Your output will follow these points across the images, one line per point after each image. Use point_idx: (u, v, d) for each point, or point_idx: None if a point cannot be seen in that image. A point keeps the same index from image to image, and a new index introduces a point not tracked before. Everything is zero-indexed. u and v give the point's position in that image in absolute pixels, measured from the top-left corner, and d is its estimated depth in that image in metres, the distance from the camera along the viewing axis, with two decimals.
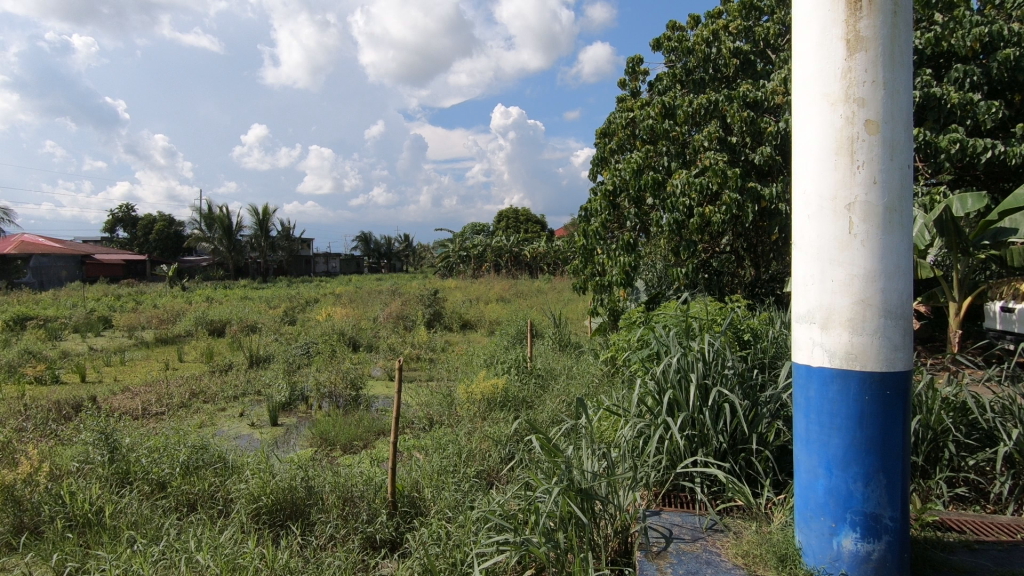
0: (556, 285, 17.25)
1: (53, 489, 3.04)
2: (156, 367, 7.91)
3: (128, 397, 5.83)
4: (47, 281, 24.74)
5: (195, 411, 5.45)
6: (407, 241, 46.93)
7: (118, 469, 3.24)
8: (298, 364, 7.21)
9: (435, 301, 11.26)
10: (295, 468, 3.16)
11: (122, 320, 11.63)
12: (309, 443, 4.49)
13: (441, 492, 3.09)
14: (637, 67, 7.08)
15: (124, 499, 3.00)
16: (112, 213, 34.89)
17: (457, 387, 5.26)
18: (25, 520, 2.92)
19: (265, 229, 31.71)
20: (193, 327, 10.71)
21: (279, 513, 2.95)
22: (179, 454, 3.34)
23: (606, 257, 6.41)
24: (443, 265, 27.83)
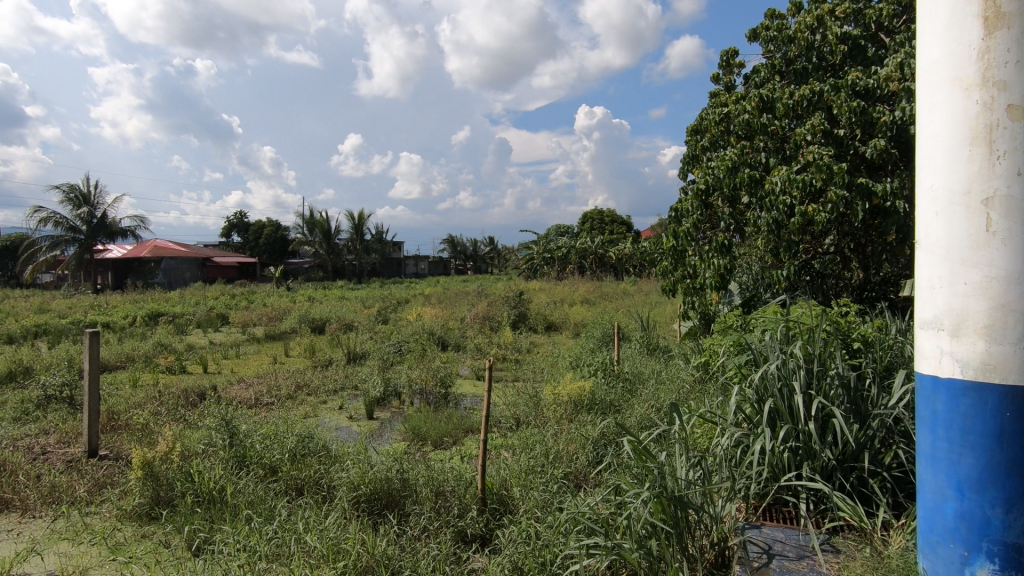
0: (642, 288, 16.88)
1: (183, 467, 3.38)
2: (266, 360, 8.61)
3: (243, 387, 6.38)
4: (175, 281, 27.73)
5: (300, 403, 5.87)
6: (492, 244, 47.80)
7: (236, 452, 3.54)
8: (392, 361, 7.55)
9: (520, 302, 11.37)
10: (392, 461, 3.32)
11: (237, 318, 12.75)
12: (401, 437, 4.69)
13: (530, 491, 3.11)
14: (731, 60, 6.77)
15: (242, 480, 3.29)
16: (228, 220, 38.37)
17: (542, 388, 5.28)
18: (161, 494, 3.28)
19: (360, 233, 33.42)
20: (297, 325, 11.53)
21: (376, 502, 3.10)
22: (288, 442, 3.60)
23: (698, 258, 6.18)
24: (527, 268, 28.07)
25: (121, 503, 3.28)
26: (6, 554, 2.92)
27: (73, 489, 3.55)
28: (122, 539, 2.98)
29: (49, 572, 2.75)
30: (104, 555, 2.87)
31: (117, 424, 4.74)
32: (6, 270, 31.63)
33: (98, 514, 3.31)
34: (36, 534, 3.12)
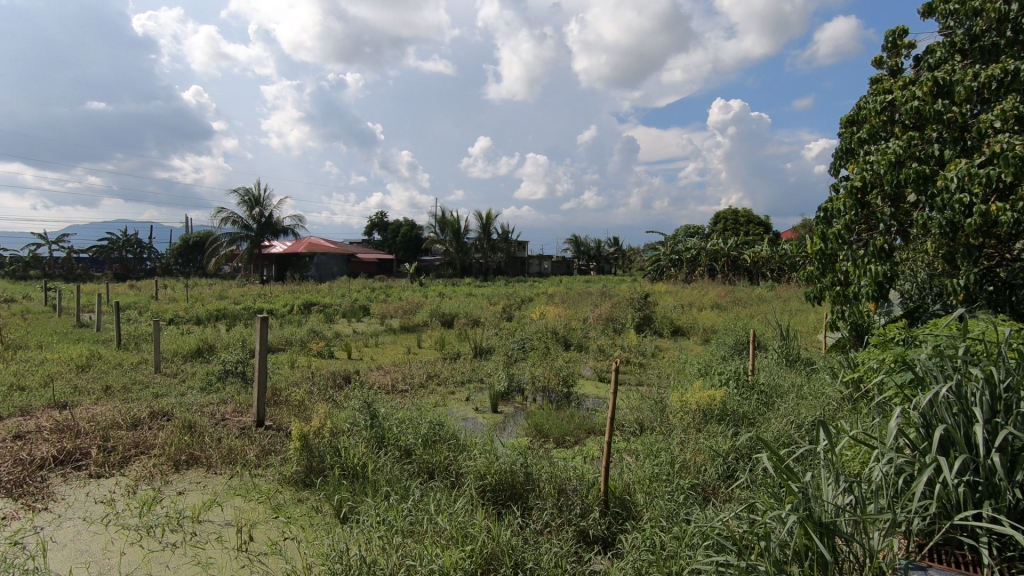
0: (782, 294, 15.59)
1: (332, 443, 3.74)
2: (401, 350, 9.26)
3: (381, 374, 6.91)
4: (325, 274, 30.78)
5: (431, 392, 6.23)
6: (617, 244, 47.00)
7: (376, 433, 3.85)
8: (516, 358, 7.73)
9: (646, 304, 11.04)
10: (517, 454, 3.40)
11: (377, 310, 13.86)
12: (524, 433, 4.78)
13: (654, 499, 3.03)
14: (899, 40, 6.03)
15: (381, 459, 3.56)
16: (371, 219, 41.79)
17: (669, 395, 5.10)
18: (313, 464, 3.66)
19: (488, 232, 34.53)
20: (429, 318, 12.22)
21: (501, 493, 3.21)
22: (421, 428, 3.84)
23: (851, 263, 5.59)
24: (653, 269, 27.19)
25: (283, 469, 3.72)
26: (196, 502, 3.45)
27: (245, 452, 4.09)
28: (282, 501, 3.38)
29: (227, 522, 3.19)
30: (268, 512, 3.28)
31: (278, 399, 5.38)
32: (196, 262, 37.19)
33: (264, 476, 3.79)
34: (217, 488, 3.65)
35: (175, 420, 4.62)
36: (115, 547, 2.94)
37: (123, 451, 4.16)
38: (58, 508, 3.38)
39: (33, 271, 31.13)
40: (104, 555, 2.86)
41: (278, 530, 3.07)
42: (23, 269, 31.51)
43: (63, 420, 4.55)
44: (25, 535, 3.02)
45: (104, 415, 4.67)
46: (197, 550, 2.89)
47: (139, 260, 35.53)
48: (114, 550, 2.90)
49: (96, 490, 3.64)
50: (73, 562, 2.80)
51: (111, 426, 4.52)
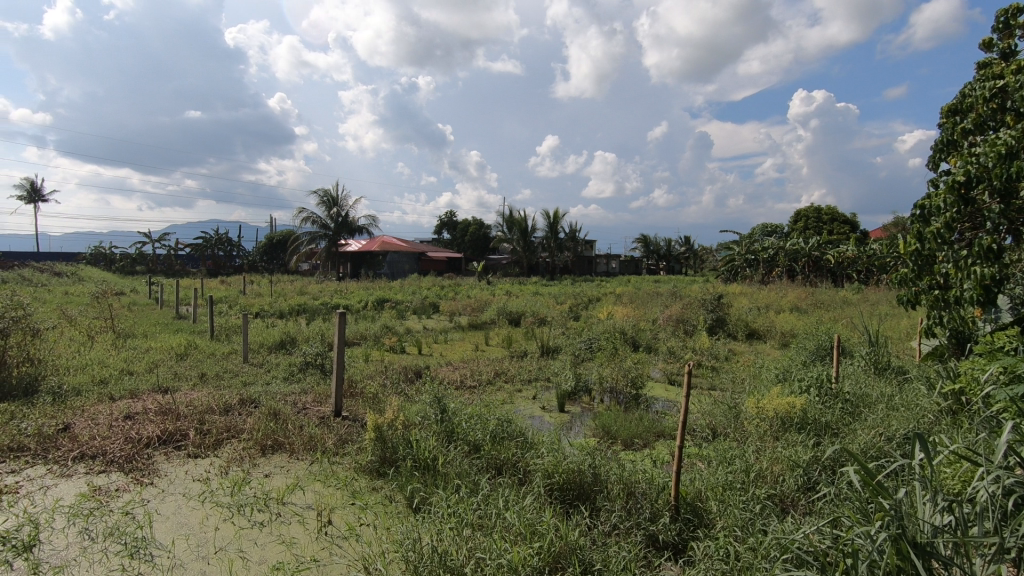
0: (871, 297, 14.57)
1: (404, 435, 3.87)
2: (469, 347, 9.43)
3: (450, 370, 7.06)
4: (397, 272, 31.80)
5: (499, 389, 6.31)
6: (688, 243, 45.60)
7: (446, 427, 3.93)
8: (583, 357, 7.68)
9: (719, 305, 10.65)
10: (586, 454, 3.38)
11: (446, 307, 14.17)
12: (591, 433, 4.74)
13: (729, 507, 2.92)
14: (1012, 20, 5.48)
15: (450, 452, 3.64)
16: (441, 219, 42.76)
17: (744, 400, 4.90)
18: (387, 455, 3.80)
19: (555, 231, 34.42)
20: (496, 316, 12.36)
21: (569, 492, 3.20)
22: (490, 425, 3.90)
23: (951, 265, 5.14)
24: (727, 269, 26.18)
25: (359, 458, 3.90)
26: (280, 485, 3.67)
27: (324, 440, 4.31)
28: (358, 489, 3.54)
29: (308, 505, 3.38)
30: (346, 498, 3.44)
31: (354, 391, 5.62)
32: (279, 259, 39.50)
33: (342, 464, 3.98)
34: (299, 473, 3.87)
35: (262, 408, 4.93)
36: (211, 522, 3.18)
37: (217, 434, 4.49)
38: (161, 483, 3.70)
39: (139, 267, 34.15)
40: (202, 528, 3.11)
41: (355, 515, 3.22)
42: (131, 264, 34.63)
43: (165, 404, 4.97)
44: (135, 506, 3.33)
45: (200, 401, 5.06)
46: (282, 530, 3.08)
47: (230, 257, 38.14)
48: (209, 524, 3.15)
49: (193, 469, 3.96)
50: (174, 533, 3.05)
51: (206, 410, 4.89)
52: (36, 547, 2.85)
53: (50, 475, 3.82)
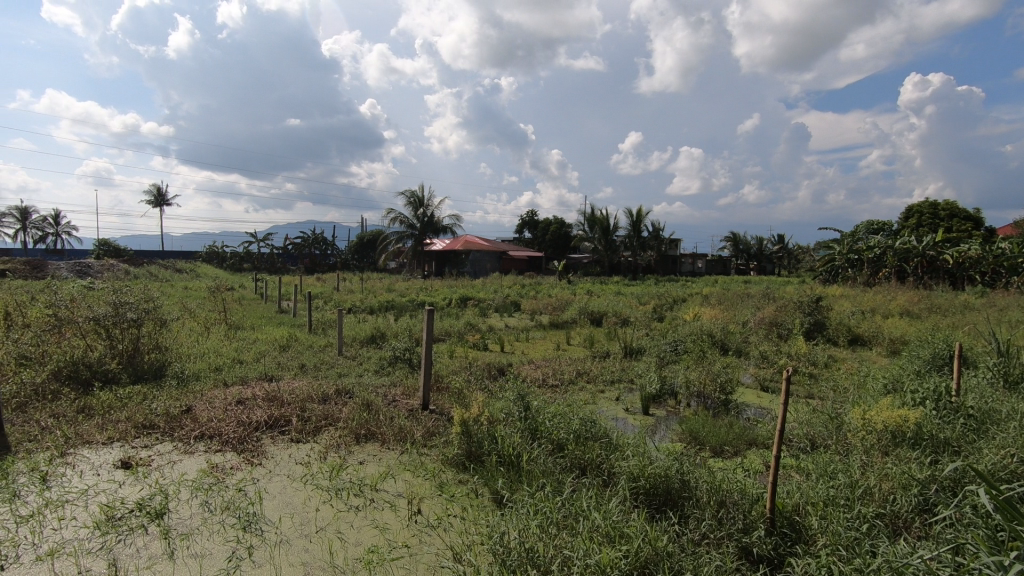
0: (999, 302, 13.06)
1: (489, 430, 3.95)
2: (551, 346, 9.46)
3: (531, 368, 7.10)
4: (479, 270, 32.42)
5: (581, 389, 6.28)
6: (782, 242, 43.04)
7: (530, 425, 3.96)
8: (668, 359, 7.48)
9: (817, 309, 9.97)
10: (673, 459, 3.29)
11: (528, 306, 14.28)
12: (678, 438, 4.61)
13: (831, 524, 2.73)
14: None
15: (534, 450, 3.67)
16: (523, 218, 43.10)
17: (847, 410, 4.56)
18: (473, 449, 3.90)
19: (638, 229, 33.67)
20: (577, 315, 12.28)
21: (656, 497, 3.13)
22: (574, 424, 3.89)
23: None
24: (826, 270, 24.46)
25: (446, 451, 4.02)
26: (373, 472, 3.87)
27: (413, 432, 4.49)
28: (445, 481, 3.66)
29: (399, 493, 3.53)
30: (434, 489, 3.57)
31: (441, 386, 5.80)
32: (369, 258, 41.49)
33: (429, 456, 4.13)
34: (391, 461, 4.06)
35: (356, 399, 5.22)
36: (312, 502, 3.42)
37: (316, 421, 4.81)
38: (268, 464, 4.01)
39: (246, 264, 37.15)
40: (304, 508, 3.33)
41: (443, 506, 3.33)
42: (239, 262, 37.71)
43: (271, 392, 5.38)
44: (247, 483, 3.63)
45: (301, 390, 5.44)
46: (376, 515, 3.25)
47: (325, 256, 40.52)
48: (311, 504, 3.38)
49: (296, 453, 4.26)
50: (280, 510, 3.30)
51: (306, 399, 5.24)
52: (166, 514, 3.19)
53: (176, 451, 4.26)
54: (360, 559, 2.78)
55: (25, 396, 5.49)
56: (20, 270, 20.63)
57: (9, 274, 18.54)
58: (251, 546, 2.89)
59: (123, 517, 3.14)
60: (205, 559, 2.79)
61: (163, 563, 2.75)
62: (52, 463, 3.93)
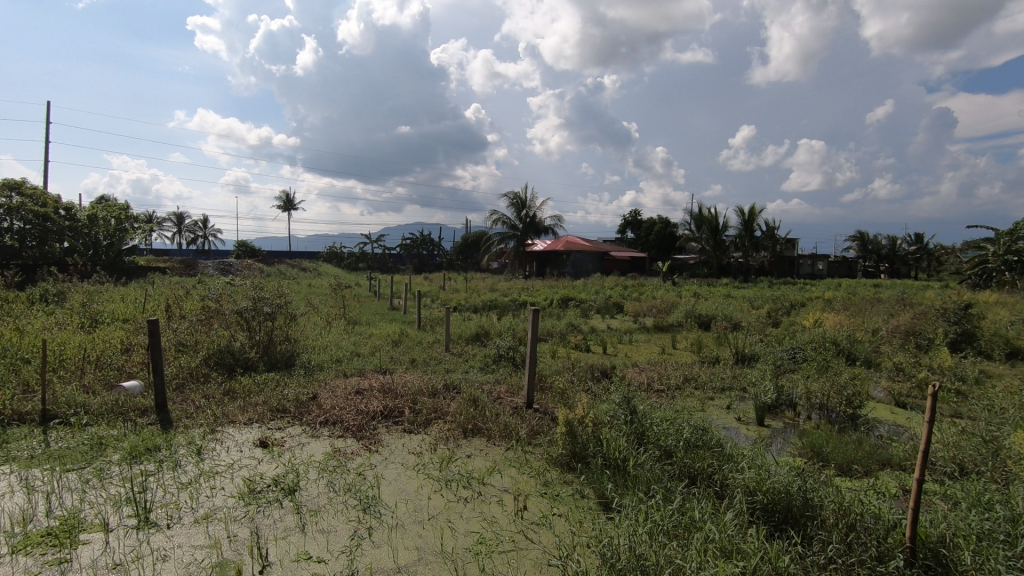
0: None
1: (595, 432, 3.92)
2: (656, 350, 9.20)
3: (635, 372, 6.94)
4: (580, 271, 32.25)
5: (689, 395, 6.06)
6: (921, 241, 38.56)
7: (636, 429, 3.88)
8: (786, 368, 7.00)
9: (966, 317, 8.82)
10: (794, 474, 3.08)
11: (631, 308, 13.98)
12: (798, 452, 4.30)
13: (988, 561, 2.41)
14: None
15: (641, 455, 3.59)
16: (626, 218, 42.27)
17: (1007, 433, 3.99)
18: (578, 450, 3.89)
19: (750, 229, 31.74)
20: (684, 319, 11.83)
21: (774, 514, 2.94)
22: (684, 431, 3.75)
23: None
24: (976, 273, 21.58)
25: (551, 450, 4.05)
26: (480, 466, 3.99)
27: (519, 429, 4.57)
28: (551, 480, 3.69)
29: (505, 488, 3.62)
30: (539, 487, 3.62)
31: (544, 385, 5.86)
32: (473, 258, 42.75)
33: (534, 454, 4.19)
34: (497, 457, 4.17)
35: (463, 394, 5.41)
36: (424, 490, 3.59)
37: (427, 413, 5.04)
38: (384, 452, 4.28)
39: (362, 264, 39.79)
40: (418, 495, 3.52)
41: (548, 505, 3.37)
42: (355, 262, 40.45)
43: (386, 384, 5.73)
44: (367, 468, 3.90)
45: (413, 383, 5.74)
46: (483, 507, 3.35)
47: (432, 256, 42.32)
48: (423, 492, 3.56)
49: (409, 443, 4.50)
50: (395, 496, 3.51)
51: (418, 392, 5.53)
52: (298, 491, 3.52)
53: (305, 434, 4.67)
54: (470, 550, 2.88)
55: (183, 378, 6.28)
56: (177, 268, 23.58)
57: (168, 272, 21.22)
58: (371, 527, 3.10)
59: (263, 490, 3.50)
60: (331, 535, 3.03)
61: (296, 535, 3.02)
62: (205, 438, 4.47)
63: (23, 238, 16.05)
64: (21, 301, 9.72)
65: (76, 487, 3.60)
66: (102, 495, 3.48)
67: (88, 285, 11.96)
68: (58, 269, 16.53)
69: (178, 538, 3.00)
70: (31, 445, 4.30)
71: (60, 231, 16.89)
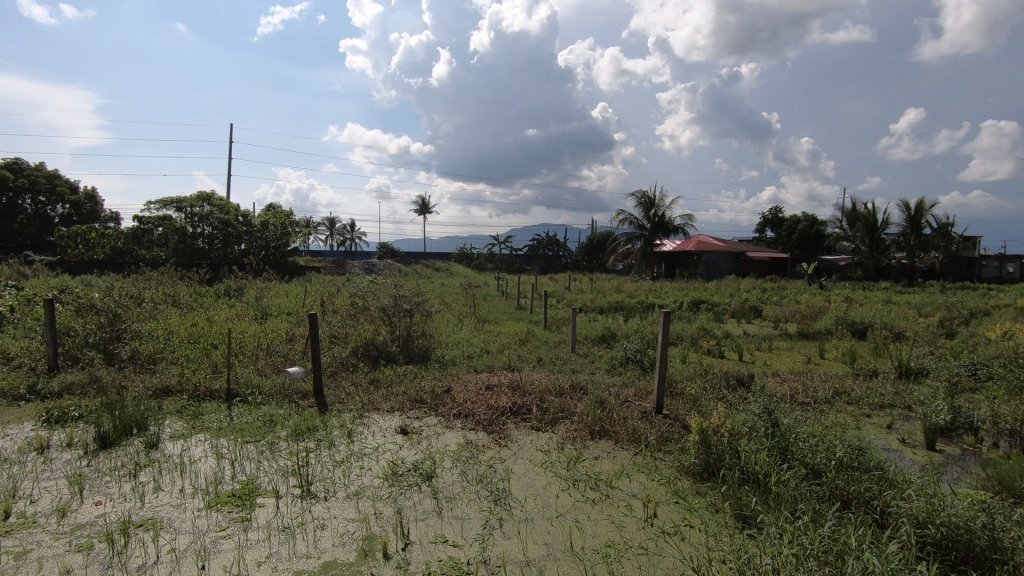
0: None
1: (731, 444, 3.71)
2: (800, 359, 8.45)
3: (776, 382, 6.43)
4: (713, 273, 30.60)
5: (840, 410, 5.48)
6: None
7: (779, 444, 3.61)
8: (964, 386, 6.06)
9: None
10: (977, 509, 2.67)
11: (771, 313, 12.97)
12: (980, 484, 3.71)
13: None
14: None
15: (784, 472, 3.33)
16: (765, 216, 39.27)
17: None
18: (712, 461, 3.71)
19: (918, 226, 27.90)
20: (834, 326, 10.73)
21: (950, 552, 2.58)
22: (836, 450, 3.41)
23: None
24: None
25: (683, 459, 3.90)
26: (608, 469, 3.96)
27: (647, 434, 4.46)
28: (682, 489, 3.57)
29: (634, 493, 3.55)
30: (670, 495, 3.51)
31: (675, 391, 5.66)
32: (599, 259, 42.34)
33: (664, 461, 4.07)
34: (625, 461, 4.11)
35: (590, 395, 5.39)
36: (552, 488, 3.65)
37: (554, 412, 5.11)
38: (513, 447, 4.41)
39: (490, 265, 41.25)
40: (546, 492, 3.58)
41: (680, 515, 3.26)
42: (484, 263, 42.05)
43: (515, 381, 5.89)
44: (497, 462, 4.05)
45: (541, 382, 5.83)
46: (612, 510, 3.32)
47: (557, 257, 42.64)
48: (551, 490, 3.61)
49: (537, 440, 4.59)
50: (525, 490, 3.60)
51: (545, 391, 5.62)
52: (435, 478, 3.75)
53: (440, 424, 4.96)
54: (598, 551, 2.88)
55: (335, 366, 6.98)
56: (329, 267, 26.24)
57: (322, 271, 23.63)
58: (502, 518, 3.22)
59: (404, 473, 3.79)
60: (466, 522, 3.19)
61: (434, 518, 3.23)
62: (354, 422, 4.93)
63: (211, 241, 19.10)
64: (210, 295, 11.40)
65: (254, 457, 4.17)
66: (273, 466, 3.99)
67: (260, 283, 13.74)
68: (237, 268, 19.18)
69: (334, 510, 3.35)
70: (220, 418, 5.06)
71: (239, 235, 19.80)
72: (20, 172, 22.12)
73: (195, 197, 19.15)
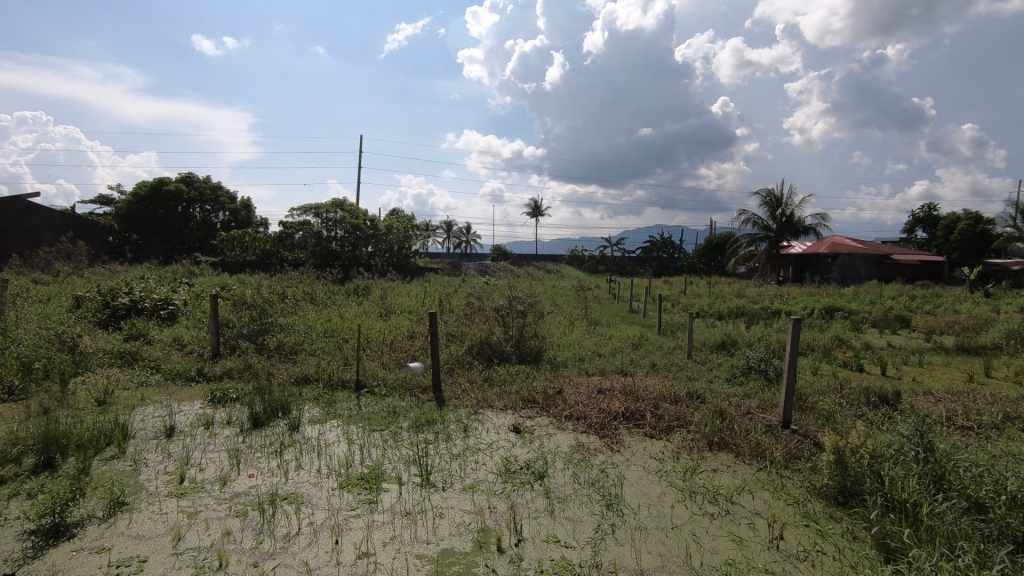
0: None
1: (873, 467, 3.36)
2: (960, 377, 7.41)
3: (929, 402, 5.69)
4: (850, 278, 27.85)
5: (1012, 437, 4.73)
6: None
7: (933, 471, 3.20)
8: None
9: None
10: None
11: (922, 324, 11.51)
12: None
13: None
14: None
15: (939, 503, 2.95)
16: (916, 214, 34.92)
17: None
18: (849, 484, 3.38)
19: None
20: (1003, 340, 9.28)
21: None
22: (1007, 483, 2.95)
23: None
24: None
25: (815, 480, 3.59)
26: (729, 483, 3.76)
27: (773, 450, 4.16)
28: (814, 511, 3.29)
29: (757, 511, 3.34)
30: (799, 517, 3.25)
31: (805, 405, 5.22)
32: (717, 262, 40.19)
33: (792, 480, 3.77)
34: (747, 476, 3.87)
35: (708, 405, 5.14)
36: (667, 498, 3.53)
37: (669, 420, 4.94)
38: (626, 453, 4.33)
39: (601, 267, 40.79)
40: (661, 502, 3.47)
41: (812, 539, 3.01)
42: (596, 265, 41.65)
43: (628, 386, 5.77)
44: (610, 467, 4.00)
45: (655, 388, 5.66)
46: (733, 528, 3.15)
47: (672, 259, 41.11)
48: (666, 500, 3.50)
49: (651, 447, 4.46)
50: (638, 497, 3.53)
51: (659, 397, 5.44)
52: (547, 478, 3.78)
53: (552, 425, 5.00)
54: (717, 569, 2.74)
55: (452, 363, 7.30)
56: (446, 269, 27.45)
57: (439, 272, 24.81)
58: (614, 524, 3.18)
59: (517, 471, 3.87)
60: (577, 524, 3.19)
61: (546, 517, 3.26)
62: (470, 418, 5.12)
63: (344, 244, 20.78)
64: (342, 293, 12.42)
65: (379, 444, 4.48)
66: (396, 454, 4.26)
67: (385, 283, 14.72)
68: (365, 268, 20.69)
69: (451, 500, 3.51)
70: (351, 407, 5.50)
71: (367, 238, 21.37)
72: (194, 185, 25.70)
73: (330, 203, 21.00)
